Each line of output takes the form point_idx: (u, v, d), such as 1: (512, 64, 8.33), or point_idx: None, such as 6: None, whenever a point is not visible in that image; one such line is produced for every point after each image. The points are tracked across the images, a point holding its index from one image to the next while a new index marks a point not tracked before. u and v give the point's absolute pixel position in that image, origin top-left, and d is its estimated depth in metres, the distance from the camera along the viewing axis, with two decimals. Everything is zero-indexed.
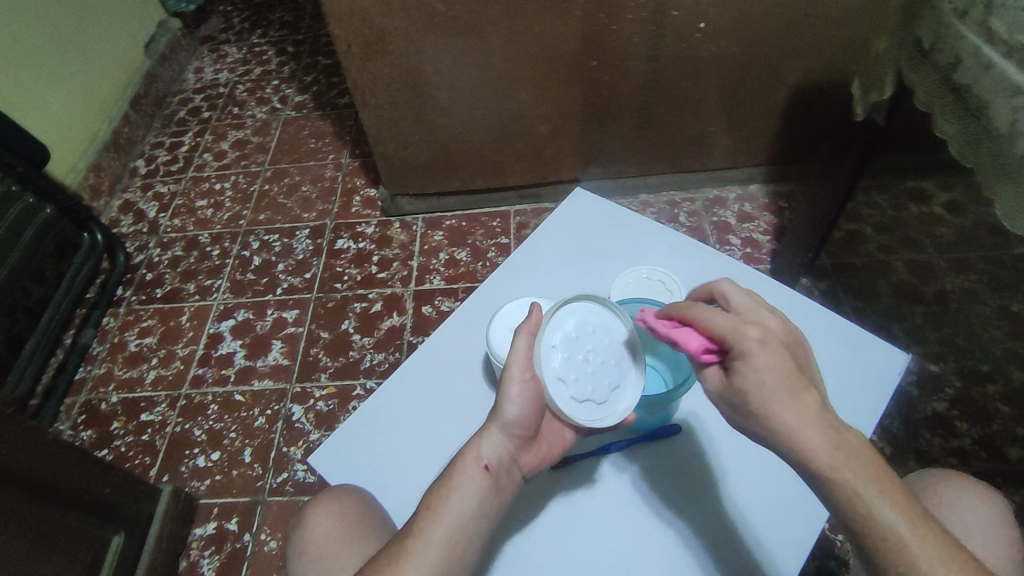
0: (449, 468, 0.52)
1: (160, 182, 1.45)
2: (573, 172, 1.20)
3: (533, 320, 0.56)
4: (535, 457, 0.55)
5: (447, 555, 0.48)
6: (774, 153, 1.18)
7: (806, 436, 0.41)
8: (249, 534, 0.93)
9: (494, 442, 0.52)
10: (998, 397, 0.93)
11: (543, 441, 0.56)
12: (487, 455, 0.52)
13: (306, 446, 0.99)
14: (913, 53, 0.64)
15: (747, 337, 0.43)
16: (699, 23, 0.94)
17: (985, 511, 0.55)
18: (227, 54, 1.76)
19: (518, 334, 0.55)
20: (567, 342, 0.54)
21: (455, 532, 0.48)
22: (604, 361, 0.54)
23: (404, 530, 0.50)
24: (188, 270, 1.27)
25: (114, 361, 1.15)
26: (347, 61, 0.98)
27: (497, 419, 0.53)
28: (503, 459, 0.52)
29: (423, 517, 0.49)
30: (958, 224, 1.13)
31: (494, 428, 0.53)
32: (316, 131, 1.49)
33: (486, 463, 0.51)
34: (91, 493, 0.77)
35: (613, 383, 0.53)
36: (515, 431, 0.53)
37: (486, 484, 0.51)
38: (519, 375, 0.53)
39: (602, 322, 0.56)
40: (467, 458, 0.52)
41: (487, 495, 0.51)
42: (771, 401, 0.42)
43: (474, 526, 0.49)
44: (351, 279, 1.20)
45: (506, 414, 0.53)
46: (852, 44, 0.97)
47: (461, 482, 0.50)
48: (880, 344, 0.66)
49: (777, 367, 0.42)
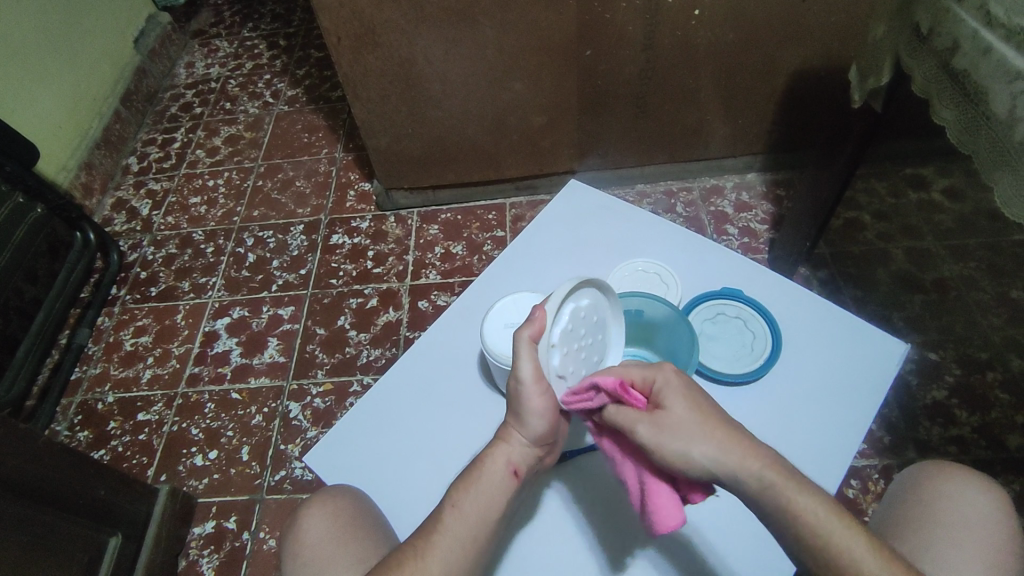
0: (476, 466, 0.52)
1: (153, 180, 1.44)
2: (568, 163, 1.19)
3: (535, 322, 0.52)
4: (556, 454, 0.55)
5: (471, 553, 0.48)
6: (771, 142, 1.17)
7: (759, 471, 0.43)
8: (247, 532, 0.92)
9: (524, 450, 0.52)
10: (997, 384, 0.93)
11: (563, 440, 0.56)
12: (518, 461, 0.51)
13: (303, 443, 0.99)
14: (911, 38, 0.63)
15: (665, 368, 0.51)
16: (695, 10, 0.92)
17: (982, 503, 0.54)
18: (218, 48, 1.74)
19: (523, 340, 0.51)
20: (567, 335, 0.53)
21: (480, 533, 0.49)
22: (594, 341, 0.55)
23: (425, 524, 0.50)
24: (183, 268, 1.26)
25: (110, 361, 1.14)
26: (338, 54, 0.96)
27: (526, 429, 0.51)
28: (531, 465, 0.52)
29: (448, 515, 0.49)
30: (956, 211, 1.12)
31: (524, 435, 0.52)
32: (309, 126, 1.48)
33: (515, 469, 0.51)
34: (87, 496, 0.76)
35: (599, 357, 0.56)
36: (544, 439, 0.52)
37: (513, 489, 0.51)
38: (538, 388, 0.50)
39: (585, 299, 0.55)
40: (498, 461, 0.51)
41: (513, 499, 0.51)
42: (710, 433, 0.45)
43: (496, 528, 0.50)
44: (346, 275, 1.19)
45: (535, 427, 0.51)
46: (849, 30, 0.96)
47: (490, 484, 0.50)
48: (880, 335, 0.65)
49: (692, 389, 0.49)
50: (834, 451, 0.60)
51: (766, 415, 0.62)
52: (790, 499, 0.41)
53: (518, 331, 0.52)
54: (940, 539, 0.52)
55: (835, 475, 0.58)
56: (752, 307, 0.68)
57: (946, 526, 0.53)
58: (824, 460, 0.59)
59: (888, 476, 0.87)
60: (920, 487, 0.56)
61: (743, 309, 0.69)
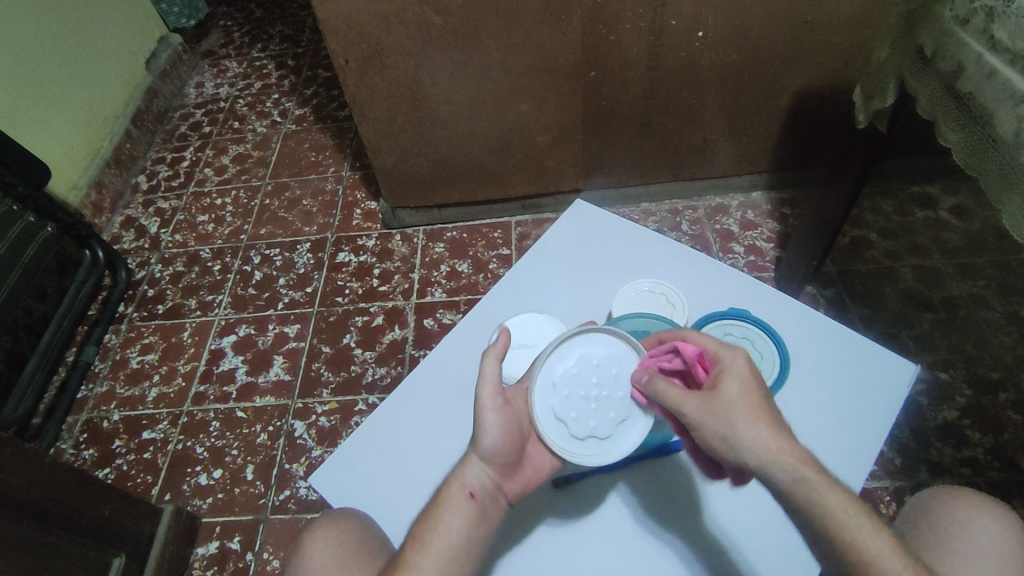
0: (436, 494, 0.51)
1: (162, 198, 1.45)
2: (574, 182, 1.20)
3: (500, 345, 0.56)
4: (519, 483, 0.53)
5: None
6: (776, 161, 1.17)
7: (796, 472, 0.43)
8: (251, 553, 0.92)
9: (478, 471, 0.51)
10: (1009, 405, 0.92)
11: (529, 468, 0.54)
12: (471, 482, 0.51)
13: (309, 463, 0.99)
14: (915, 61, 0.64)
15: (734, 355, 0.48)
16: (699, 32, 0.93)
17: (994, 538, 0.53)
18: (228, 68, 1.77)
19: (488, 359, 0.55)
20: (557, 394, 0.54)
21: (443, 565, 0.47)
22: (598, 371, 0.55)
23: (397, 559, 0.49)
24: (190, 285, 1.27)
25: (116, 379, 1.14)
26: (346, 75, 0.98)
27: (477, 450, 0.52)
28: (487, 487, 0.51)
29: (413, 547, 0.48)
30: (964, 229, 1.12)
31: (477, 456, 0.52)
32: (316, 144, 1.49)
33: (471, 490, 0.50)
34: (91, 516, 0.76)
35: (618, 371, 0.55)
36: (498, 459, 0.52)
37: (471, 512, 0.49)
38: (492, 404, 0.53)
39: (551, 378, 0.55)
40: (453, 485, 0.51)
41: (474, 525, 0.49)
42: (754, 424, 0.45)
43: (461, 557, 0.48)
44: (352, 293, 1.20)
45: (486, 444, 0.52)
46: (852, 51, 0.96)
47: (448, 508, 0.49)
48: (890, 355, 0.65)
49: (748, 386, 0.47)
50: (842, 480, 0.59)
51: None
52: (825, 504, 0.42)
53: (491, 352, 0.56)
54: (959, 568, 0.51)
55: None
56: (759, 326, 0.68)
57: (963, 555, 0.52)
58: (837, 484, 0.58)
59: (899, 498, 0.86)
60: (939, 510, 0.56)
61: (749, 329, 0.68)
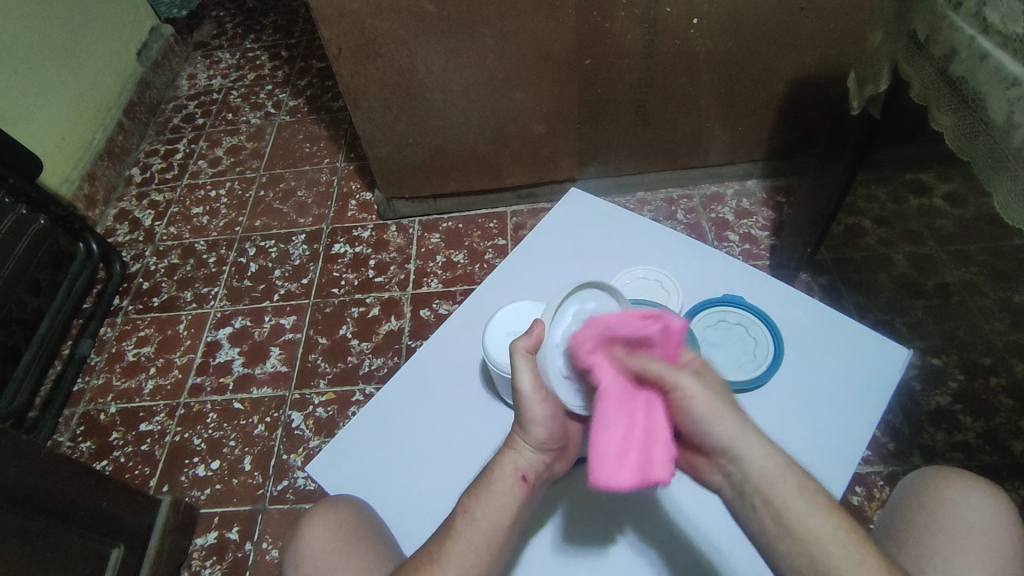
0: (486, 473, 0.53)
1: (155, 191, 1.44)
2: (569, 170, 1.19)
3: (533, 336, 0.54)
4: (563, 462, 0.57)
5: (482, 561, 0.49)
6: (771, 148, 1.17)
7: (801, 490, 0.42)
8: (250, 543, 0.92)
9: (530, 456, 0.53)
10: (1001, 389, 0.93)
11: (571, 447, 0.57)
12: (524, 467, 0.53)
13: (306, 453, 0.99)
14: (907, 46, 0.63)
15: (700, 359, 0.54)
16: (693, 19, 0.93)
17: (973, 502, 0.54)
18: (220, 59, 1.75)
19: (519, 354, 0.54)
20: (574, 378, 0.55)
21: (490, 543, 0.49)
22: (587, 333, 0.55)
23: (442, 531, 0.51)
24: (185, 278, 1.26)
25: (112, 372, 1.14)
26: (339, 64, 0.97)
27: (527, 438, 0.53)
28: (536, 472, 0.54)
29: (463, 520, 0.50)
30: (957, 216, 1.12)
31: (527, 442, 0.53)
32: (310, 136, 1.49)
33: (523, 474, 0.52)
34: (89, 508, 0.76)
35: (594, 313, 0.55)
36: (548, 446, 0.54)
37: (522, 495, 0.52)
38: (532, 401, 0.53)
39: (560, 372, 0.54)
40: (505, 468, 0.52)
41: (523, 507, 0.52)
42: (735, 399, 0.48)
43: (507, 535, 0.51)
44: (348, 284, 1.20)
45: (536, 435, 0.53)
46: (847, 37, 0.96)
47: (500, 490, 0.51)
48: (882, 340, 0.65)
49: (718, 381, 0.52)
50: (829, 467, 0.59)
51: (766, 422, 0.62)
52: (833, 539, 0.40)
53: (515, 344, 0.55)
54: (948, 545, 0.52)
55: (838, 483, 0.58)
56: (754, 314, 0.68)
57: (952, 533, 0.52)
58: (829, 466, 0.59)
59: (893, 483, 0.86)
60: (913, 501, 0.56)
61: (744, 316, 0.68)
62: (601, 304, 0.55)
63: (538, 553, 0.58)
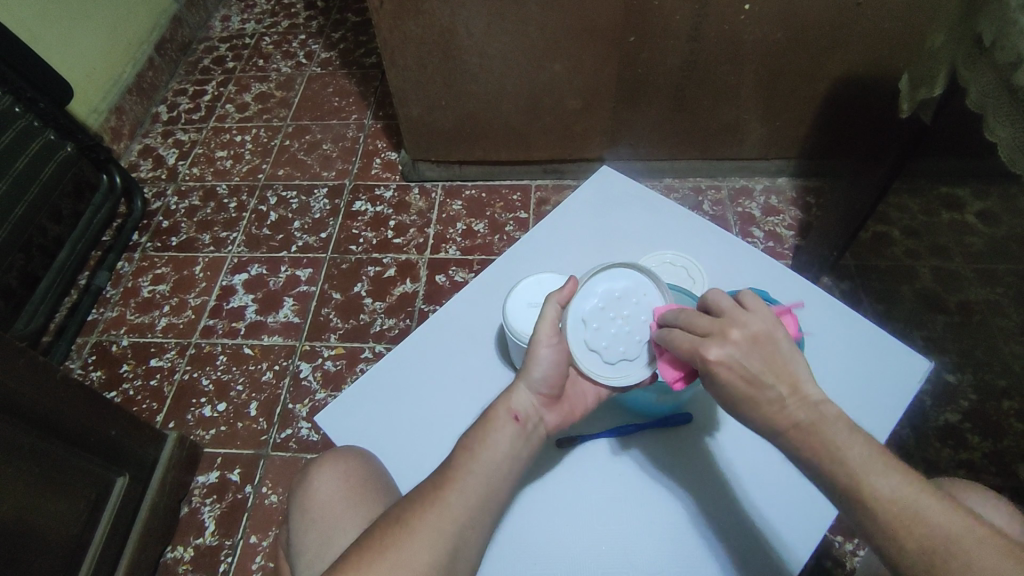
0: (481, 417, 0.55)
1: (181, 130, 1.44)
2: (599, 150, 1.18)
3: (565, 289, 0.58)
4: (562, 415, 0.57)
5: (483, 493, 0.50)
6: (806, 147, 1.15)
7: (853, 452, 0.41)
8: (250, 486, 0.93)
9: (524, 398, 0.55)
10: (1013, 413, 0.92)
11: (570, 402, 0.58)
12: (518, 408, 0.54)
13: (312, 404, 1.00)
14: (970, 50, 0.61)
15: (709, 355, 0.46)
16: (744, 5, 0.90)
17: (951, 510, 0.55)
18: (255, 4, 1.73)
19: (549, 303, 0.57)
20: (619, 355, 0.55)
21: (491, 476, 0.51)
22: (610, 309, 0.56)
23: (444, 463, 0.52)
24: (205, 220, 1.26)
25: (127, 306, 1.15)
26: (379, 17, 0.95)
27: (525, 381, 0.55)
28: (532, 414, 0.55)
29: (463, 456, 0.52)
30: (989, 234, 1.10)
31: (524, 386, 0.55)
32: (339, 89, 1.47)
33: (517, 415, 0.54)
34: (98, 434, 0.77)
35: (598, 299, 0.56)
36: (546, 389, 0.55)
37: (516, 433, 0.53)
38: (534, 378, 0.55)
39: (606, 360, 0.55)
40: (500, 409, 0.54)
41: (517, 444, 0.53)
42: (748, 407, 0.45)
43: (506, 471, 0.52)
44: (366, 242, 1.19)
45: (533, 376, 0.55)
46: (901, 39, 0.93)
47: (493, 427, 0.53)
48: (903, 350, 0.65)
49: (737, 371, 0.45)
50: None
51: None
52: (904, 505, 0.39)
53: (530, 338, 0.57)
54: None
55: None
56: None
57: None
58: None
59: None
60: None
61: None
62: (608, 280, 0.57)
63: (531, 523, 0.57)
